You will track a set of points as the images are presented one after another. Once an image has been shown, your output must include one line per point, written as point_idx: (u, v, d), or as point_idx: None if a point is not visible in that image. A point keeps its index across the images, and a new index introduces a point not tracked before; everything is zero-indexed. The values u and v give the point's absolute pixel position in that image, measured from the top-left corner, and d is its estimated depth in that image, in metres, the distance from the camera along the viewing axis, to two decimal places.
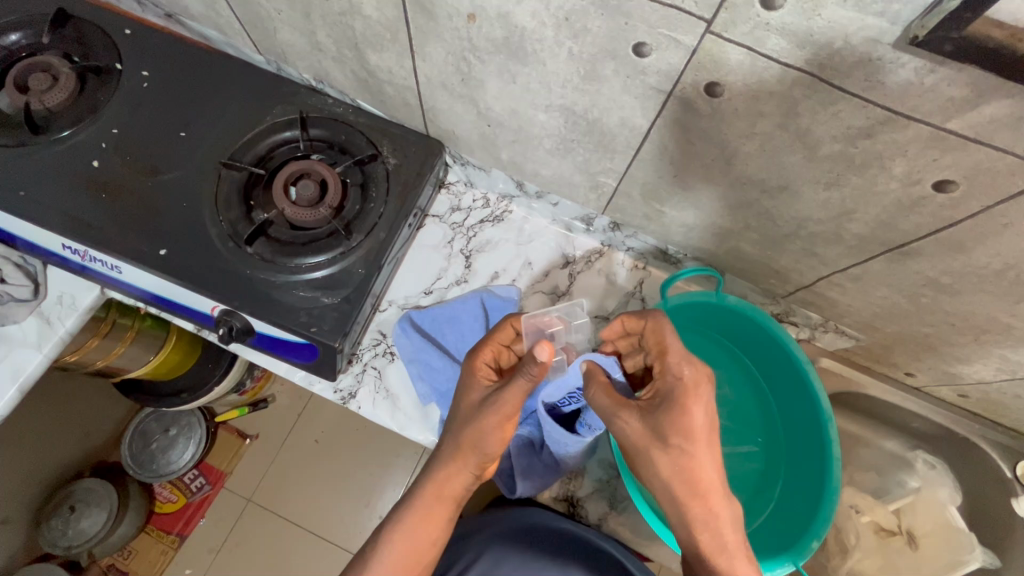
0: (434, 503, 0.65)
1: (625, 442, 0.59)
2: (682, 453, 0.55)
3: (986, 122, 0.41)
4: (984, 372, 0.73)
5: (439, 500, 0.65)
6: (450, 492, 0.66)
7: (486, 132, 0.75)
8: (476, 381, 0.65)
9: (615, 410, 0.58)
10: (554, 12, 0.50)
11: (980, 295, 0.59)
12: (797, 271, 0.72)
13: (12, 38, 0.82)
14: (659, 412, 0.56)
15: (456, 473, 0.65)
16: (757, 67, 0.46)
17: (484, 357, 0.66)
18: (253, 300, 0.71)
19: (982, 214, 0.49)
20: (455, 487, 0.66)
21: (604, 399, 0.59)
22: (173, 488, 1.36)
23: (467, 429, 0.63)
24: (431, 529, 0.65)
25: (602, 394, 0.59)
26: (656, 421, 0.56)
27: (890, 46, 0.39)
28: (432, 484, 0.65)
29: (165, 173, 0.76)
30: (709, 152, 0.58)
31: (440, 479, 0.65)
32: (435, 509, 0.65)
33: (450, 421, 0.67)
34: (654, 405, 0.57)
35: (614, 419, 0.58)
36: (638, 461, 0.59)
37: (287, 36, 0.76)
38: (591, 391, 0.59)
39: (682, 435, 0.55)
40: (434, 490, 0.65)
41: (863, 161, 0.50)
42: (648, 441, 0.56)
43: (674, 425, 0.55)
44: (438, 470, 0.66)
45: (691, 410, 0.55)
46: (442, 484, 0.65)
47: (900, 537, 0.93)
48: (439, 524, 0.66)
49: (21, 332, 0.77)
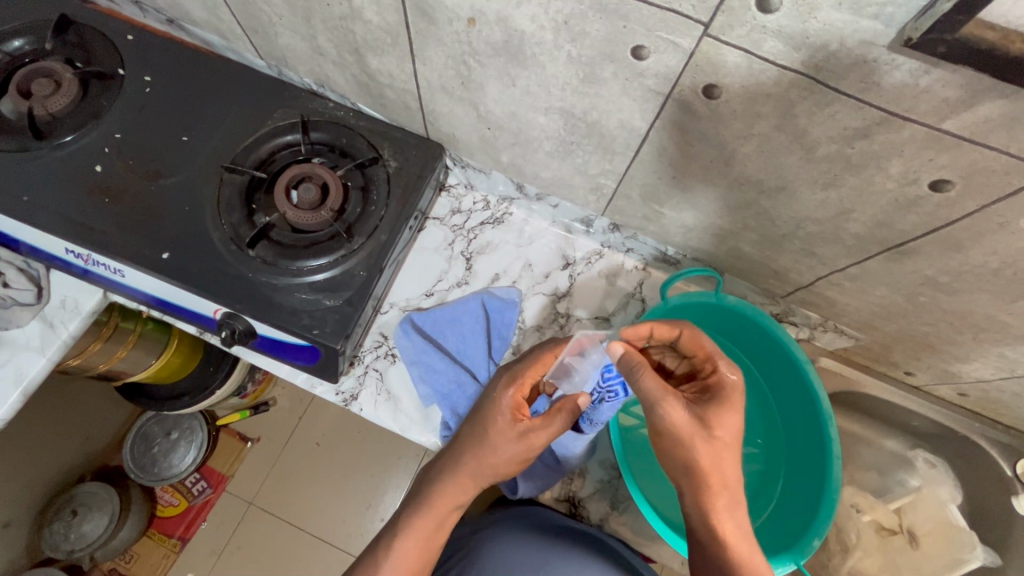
0: (437, 513, 0.66)
1: (659, 430, 0.58)
2: (726, 447, 0.57)
3: (981, 122, 0.42)
4: (983, 371, 0.74)
5: (443, 509, 0.66)
6: (452, 504, 0.66)
7: (487, 135, 0.76)
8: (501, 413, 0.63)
9: (664, 396, 0.57)
10: (553, 16, 0.50)
11: (978, 294, 0.60)
12: (795, 271, 0.73)
13: (15, 44, 0.82)
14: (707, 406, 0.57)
15: (464, 489, 0.65)
16: (754, 69, 0.46)
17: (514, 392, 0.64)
18: (255, 303, 0.72)
19: (979, 213, 0.50)
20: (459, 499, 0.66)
21: (655, 384, 0.57)
22: (175, 492, 1.37)
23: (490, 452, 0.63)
24: (434, 535, 0.66)
25: (655, 380, 0.57)
26: (706, 414, 0.57)
27: (884, 48, 0.40)
28: (437, 495, 0.66)
29: (167, 177, 0.77)
30: (707, 153, 0.58)
31: (447, 492, 0.65)
32: (437, 516, 0.66)
33: (465, 438, 0.65)
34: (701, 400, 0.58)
35: (661, 405, 0.57)
36: (671, 450, 0.58)
37: (289, 41, 0.77)
38: (641, 374, 0.57)
39: (726, 429, 0.57)
40: (441, 504, 0.65)
41: (860, 162, 0.50)
42: (694, 431, 0.56)
43: (723, 420, 0.57)
44: (444, 482, 0.65)
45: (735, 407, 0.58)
46: (447, 498, 0.65)
47: (901, 536, 0.93)
48: (439, 530, 0.66)
49: (24, 335, 0.77)
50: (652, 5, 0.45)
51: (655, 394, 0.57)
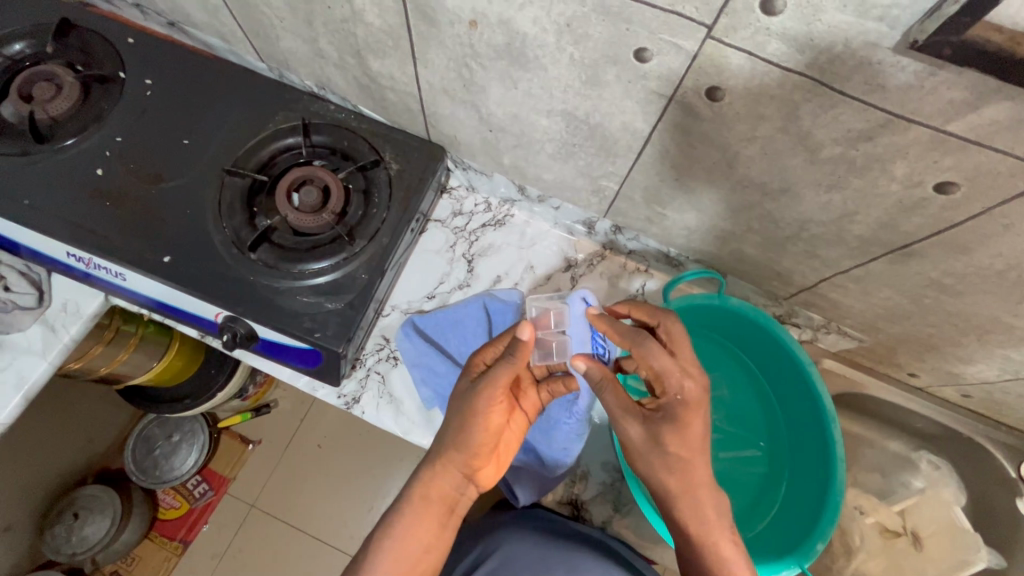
0: (423, 504, 0.63)
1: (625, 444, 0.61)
2: (682, 462, 0.57)
3: (986, 124, 0.42)
4: (988, 372, 0.73)
5: (429, 499, 0.63)
6: (439, 491, 0.64)
7: (488, 137, 0.76)
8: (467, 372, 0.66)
9: (620, 416, 0.59)
10: (555, 18, 0.50)
11: (983, 296, 0.60)
12: (799, 273, 0.73)
13: (16, 48, 0.82)
14: (659, 425, 0.57)
15: (445, 473, 0.64)
16: (758, 72, 0.46)
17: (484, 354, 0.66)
18: (257, 306, 0.72)
19: (983, 215, 0.49)
20: (444, 487, 0.64)
21: (612, 401, 0.60)
22: (176, 495, 1.36)
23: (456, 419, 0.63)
24: (425, 527, 0.62)
25: (615, 400, 0.60)
26: (657, 434, 0.57)
27: (889, 50, 0.39)
28: (419, 485, 0.64)
29: (169, 180, 0.77)
30: (711, 155, 0.58)
31: (429, 479, 0.64)
32: (423, 511, 0.63)
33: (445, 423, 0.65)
34: (655, 416, 0.58)
35: (617, 422, 0.60)
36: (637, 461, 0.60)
37: (290, 44, 0.77)
38: (602, 393, 0.60)
39: (681, 444, 0.57)
40: (422, 490, 0.63)
41: (864, 164, 0.50)
42: (647, 446, 0.58)
43: (675, 436, 0.57)
44: (426, 468, 0.64)
45: (690, 417, 0.57)
46: (436, 481, 0.64)
47: (905, 538, 0.93)
48: (432, 526, 0.63)
49: (25, 340, 0.77)
50: (655, 7, 0.45)
51: (615, 411, 0.60)
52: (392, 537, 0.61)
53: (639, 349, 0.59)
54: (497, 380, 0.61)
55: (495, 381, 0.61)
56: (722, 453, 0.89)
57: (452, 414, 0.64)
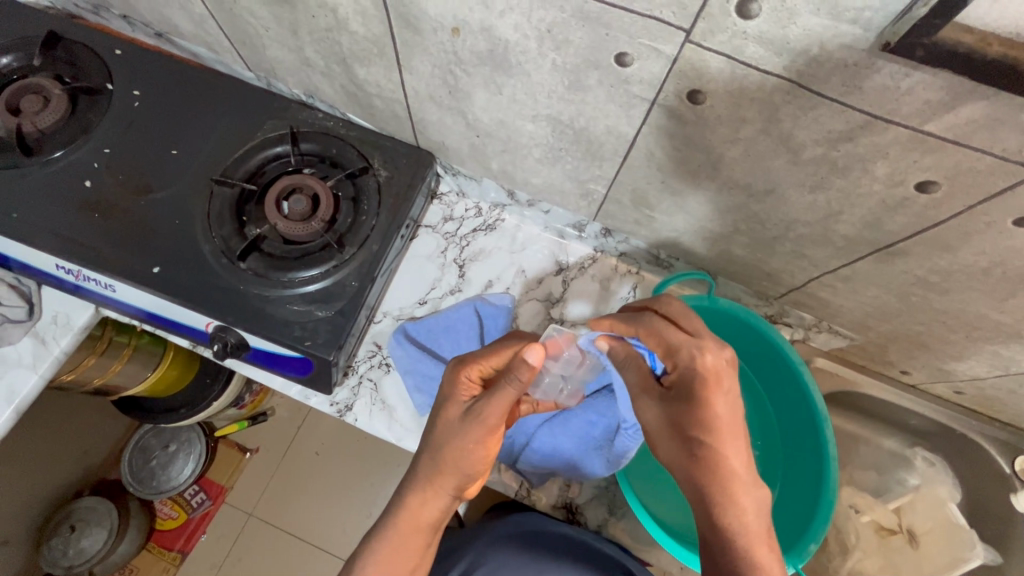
0: (408, 533, 0.62)
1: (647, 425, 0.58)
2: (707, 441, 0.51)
3: (963, 124, 0.42)
4: (978, 369, 0.74)
5: (416, 526, 0.62)
6: (425, 519, 0.62)
7: (476, 142, 0.76)
8: (455, 396, 0.61)
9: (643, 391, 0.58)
10: (536, 25, 0.51)
11: (969, 293, 0.60)
12: (788, 273, 0.73)
13: (3, 61, 0.82)
14: (675, 408, 0.53)
15: (431, 500, 0.62)
16: (737, 75, 0.46)
17: (470, 371, 0.61)
18: (248, 316, 0.72)
19: (965, 214, 0.50)
20: (429, 515, 0.62)
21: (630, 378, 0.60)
22: (174, 505, 1.37)
23: (449, 449, 0.60)
24: (410, 551, 0.62)
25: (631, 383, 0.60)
26: (673, 413, 0.54)
27: (864, 53, 0.40)
28: (405, 512, 0.62)
29: (158, 191, 0.77)
30: (695, 157, 0.58)
31: (414, 508, 0.62)
32: (407, 539, 0.62)
33: (427, 441, 0.62)
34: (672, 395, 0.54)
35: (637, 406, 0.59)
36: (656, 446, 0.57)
37: (276, 52, 0.77)
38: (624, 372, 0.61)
39: (702, 428, 0.51)
40: (407, 519, 0.62)
41: (846, 164, 0.50)
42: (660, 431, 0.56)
43: (691, 416, 0.52)
44: (412, 496, 0.62)
45: (708, 398, 0.51)
46: (421, 509, 0.62)
47: (901, 536, 0.93)
48: (414, 551, 0.63)
49: (16, 353, 0.77)
50: (633, 12, 0.45)
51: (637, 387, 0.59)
52: (373, 563, 0.62)
53: (644, 327, 0.58)
54: (495, 413, 0.57)
55: (491, 413, 0.58)
56: None
57: (439, 444, 0.61)
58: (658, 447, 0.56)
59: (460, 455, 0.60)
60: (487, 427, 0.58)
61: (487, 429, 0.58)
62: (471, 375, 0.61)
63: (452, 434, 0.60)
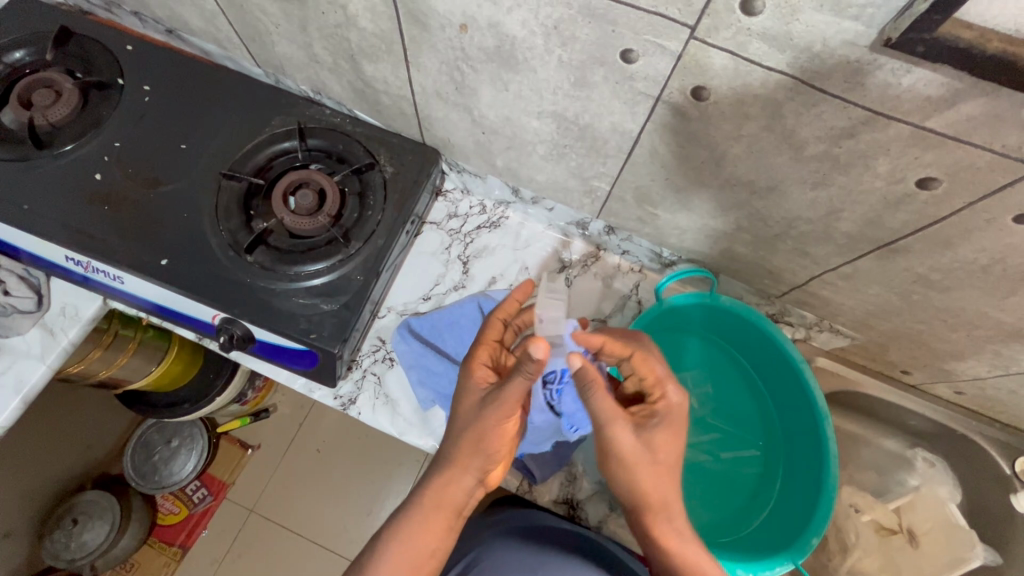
0: (434, 510, 0.62)
1: (605, 447, 0.63)
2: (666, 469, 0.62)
3: (963, 120, 0.42)
4: (979, 369, 0.74)
5: (441, 505, 0.63)
6: (448, 499, 0.63)
7: (481, 139, 0.76)
8: (474, 382, 0.64)
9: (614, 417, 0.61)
10: (543, 21, 0.51)
11: (969, 291, 0.60)
12: (790, 271, 0.73)
13: (16, 56, 0.84)
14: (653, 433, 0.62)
15: (455, 479, 0.63)
16: (741, 71, 0.47)
17: (482, 357, 0.65)
18: (254, 309, 0.72)
19: (966, 210, 0.50)
20: (454, 494, 0.63)
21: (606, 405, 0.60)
22: (176, 500, 1.37)
23: (470, 428, 0.62)
24: (433, 533, 0.62)
25: (608, 405, 0.60)
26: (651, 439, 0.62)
27: (865, 49, 0.40)
28: (431, 491, 0.63)
29: (166, 184, 0.78)
30: (699, 154, 0.59)
31: (440, 486, 0.63)
32: (433, 517, 0.62)
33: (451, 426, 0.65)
34: (651, 422, 0.63)
35: (608, 425, 0.61)
36: (616, 467, 0.63)
37: (285, 49, 0.78)
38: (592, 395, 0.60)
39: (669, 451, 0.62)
40: (432, 497, 0.63)
41: (848, 161, 0.51)
42: (637, 455, 0.61)
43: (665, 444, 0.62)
44: (438, 475, 0.63)
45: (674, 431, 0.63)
46: (445, 488, 0.63)
47: (901, 536, 0.93)
48: (440, 532, 0.62)
49: (24, 344, 0.78)
50: (640, 9, 0.46)
51: (607, 413, 0.61)
52: (398, 540, 0.62)
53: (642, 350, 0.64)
54: (510, 396, 0.59)
55: (502, 395, 0.60)
56: (719, 454, 0.88)
57: (462, 425, 0.63)
58: (626, 472, 0.62)
59: (480, 436, 0.62)
60: (504, 410, 0.61)
61: (503, 413, 0.61)
62: (482, 364, 0.65)
63: (474, 418, 0.62)
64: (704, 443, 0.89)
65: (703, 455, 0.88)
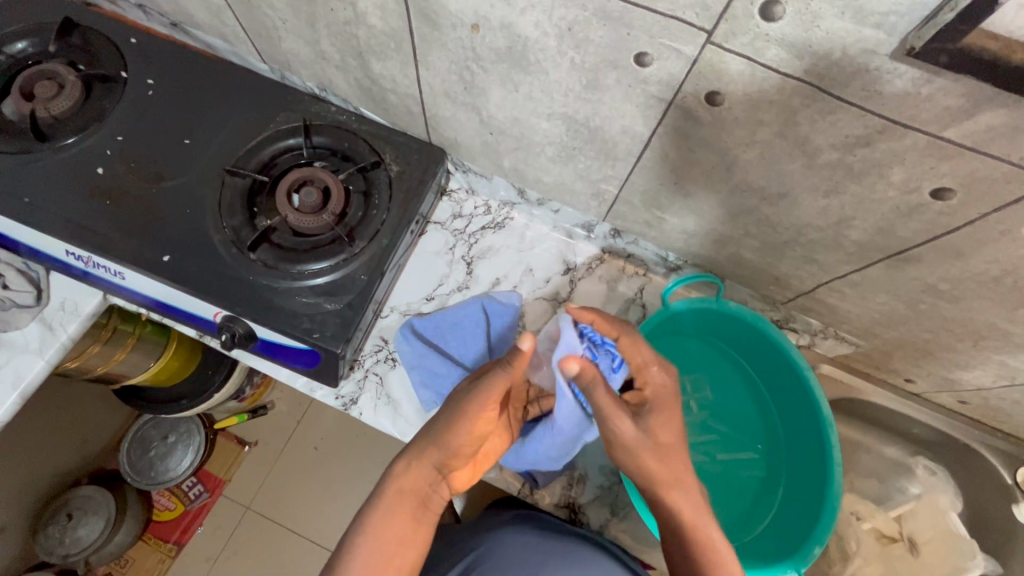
0: (399, 500, 0.60)
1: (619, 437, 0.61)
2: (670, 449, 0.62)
3: (982, 131, 0.42)
4: (984, 378, 0.74)
5: (406, 492, 0.61)
6: (414, 486, 0.61)
7: (489, 140, 0.76)
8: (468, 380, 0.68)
9: (614, 412, 0.60)
10: (556, 23, 0.51)
11: (979, 301, 0.60)
12: (797, 278, 0.73)
13: (19, 47, 0.83)
14: (651, 416, 0.63)
15: (420, 467, 0.62)
16: (757, 77, 0.47)
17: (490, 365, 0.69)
18: (256, 307, 0.72)
19: (980, 221, 0.50)
20: (421, 484, 0.62)
21: (605, 399, 0.60)
22: (171, 496, 1.35)
23: (445, 417, 0.63)
24: (399, 524, 0.59)
25: (606, 397, 0.60)
26: (648, 425, 0.62)
27: (886, 57, 0.40)
28: (395, 481, 0.61)
29: (169, 179, 0.77)
30: (709, 159, 0.59)
31: (403, 472, 0.62)
32: (399, 506, 0.60)
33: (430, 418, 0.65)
34: (645, 405, 0.64)
35: (612, 417, 0.60)
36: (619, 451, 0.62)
37: (292, 45, 0.77)
38: (595, 393, 0.60)
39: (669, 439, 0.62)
40: (397, 488, 0.61)
41: (862, 169, 0.51)
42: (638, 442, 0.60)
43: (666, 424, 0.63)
44: (401, 462, 0.62)
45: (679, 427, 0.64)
46: (411, 476, 0.62)
47: (901, 544, 0.91)
48: (408, 523, 0.60)
49: (23, 338, 0.77)
50: (656, 12, 0.45)
51: (606, 407, 0.60)
52: (365, 531, 0.59)
53: (627, 337, 0.66)
54: (490, 385, 0.63)
55: (483, 383, 0.64)
56: (718, 456, 0.88)
57: (440, 414, 0.64)
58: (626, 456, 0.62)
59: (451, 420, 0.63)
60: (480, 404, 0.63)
61: (480, 405, 0.63)
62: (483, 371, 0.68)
63: (449, 408, 0.64)
64: (703, 445, 0.88)
65: (701, 457, 0.87)
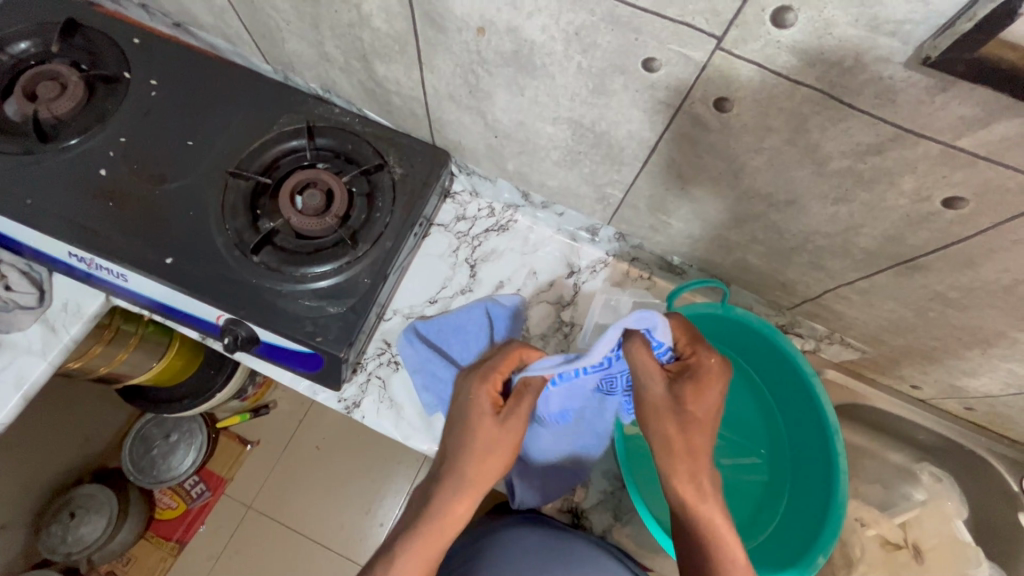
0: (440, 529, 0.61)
1: (641, 400, 0.63)
2: (695, 425, 0.61)
3: (996, 141, 0.41)
4: (992, 386, 0.73)
5: (446, 520, 0.61)
6: (457, 518, 0.62)
7: (494, 143, 0.75)
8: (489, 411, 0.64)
9: (649, 373, 0.61)
10: (563, 27, 0.50)
11: (989, 310, 0.59)
12: (803, 284, 0.72)
13: (21, 47, 0.83)
14: (690, 383, 0.61)
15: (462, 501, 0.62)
16: (767, 84, 0.46)
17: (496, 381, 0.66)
18: (259, 309, 0.71)
19: (992, 230, 0.49)
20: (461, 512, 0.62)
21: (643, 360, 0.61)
22: (173, 495, 1.36)
23: (491, 459, 0.63)
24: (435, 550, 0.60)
25: (644, 355, 0.61)
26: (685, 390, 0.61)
27: (901, 66, 0.39)
28: (438, 510, 0.61)
29: (172, 181, 0.77)
30: (717, 165, 0.58)
31: (452, 510, 0.61)
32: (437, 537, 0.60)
33: (458, 445, 0.64)
34: (684, 374, 0.62)
35: (647, 377, 0.62)
36: (648, 420, 0.62)
37: (296, 46, 0.76)
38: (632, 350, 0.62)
39: (699, 407, 0.61)
40: (442, 521, 0.61)
41: (871, 177, 0.50)
42: (670, 404, 0.61)
43: (704, 396, 0.61)
44: (445, 493, 0.62)
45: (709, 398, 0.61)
46: (458, 506, 0.62)
47: (906, 552, 0.90)
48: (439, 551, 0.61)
49: (25, 339, 0.76)
50: (665, 18, 0.45)
51: (642, 367, 0.62)
52: (402, 558, 0.59)
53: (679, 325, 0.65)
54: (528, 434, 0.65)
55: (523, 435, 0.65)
56: (723, 461, 0.88)
57: (476, 448, 0.63)
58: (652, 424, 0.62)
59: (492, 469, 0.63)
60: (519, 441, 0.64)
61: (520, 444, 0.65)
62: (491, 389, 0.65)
63: (495, 453, 0.63)
64: None
65: None
